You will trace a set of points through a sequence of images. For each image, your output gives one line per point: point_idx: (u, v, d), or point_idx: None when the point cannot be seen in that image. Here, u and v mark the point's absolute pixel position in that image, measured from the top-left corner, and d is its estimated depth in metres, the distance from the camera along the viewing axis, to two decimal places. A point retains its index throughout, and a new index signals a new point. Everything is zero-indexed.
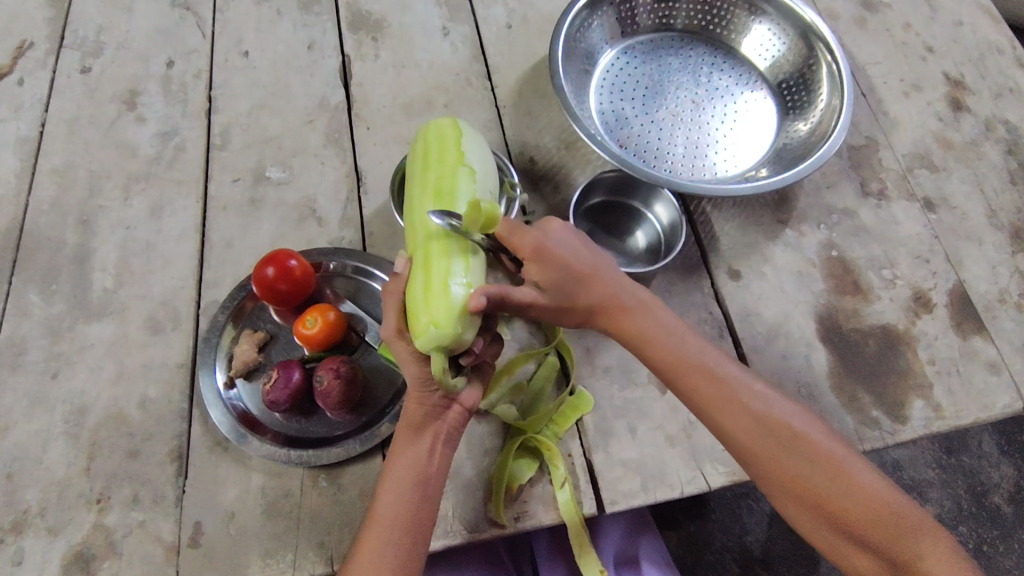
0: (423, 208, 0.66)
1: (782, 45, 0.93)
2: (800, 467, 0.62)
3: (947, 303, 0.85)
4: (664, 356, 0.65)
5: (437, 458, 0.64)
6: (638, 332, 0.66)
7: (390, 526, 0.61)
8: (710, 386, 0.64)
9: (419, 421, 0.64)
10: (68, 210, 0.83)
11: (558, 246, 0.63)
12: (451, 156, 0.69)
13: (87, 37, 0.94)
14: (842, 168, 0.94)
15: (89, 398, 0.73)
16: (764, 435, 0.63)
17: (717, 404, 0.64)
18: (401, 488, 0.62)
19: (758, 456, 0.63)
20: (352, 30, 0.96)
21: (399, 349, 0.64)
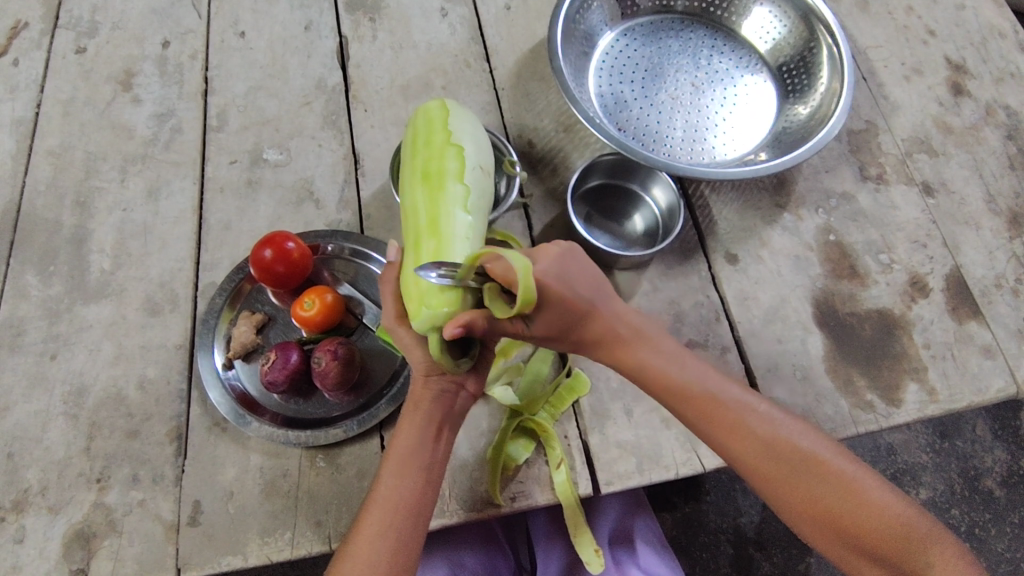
0: (413, 191, 0.67)
1: (783, 27, 0.92)
2: (815, 489, 0.63)
3: (943, 287, 0.86)
4: (668, 387, 0.64)
5: (442, 442, 0.66)
6: (638, 366, 0.65)
7: (392, 508, 0.62)
8: (719, 413, 0.64)
9: (428, 405, 0.65)
10: (65, 192, 0.82)
11: (555, 276, 0.59)
12: (439, 137, 0.69)
13: (82, 17, 0.93)
14: (842, 152, 0.94)
15: (88, 379, 0.73)
16: (777, 460, 0.63)
17: (727, 430, 0.64)
18: (408, 470, 0.63)
19: (772, 481, 0.64)
20: (349, 10, 0.95)
21: (399, 335, 0.65)
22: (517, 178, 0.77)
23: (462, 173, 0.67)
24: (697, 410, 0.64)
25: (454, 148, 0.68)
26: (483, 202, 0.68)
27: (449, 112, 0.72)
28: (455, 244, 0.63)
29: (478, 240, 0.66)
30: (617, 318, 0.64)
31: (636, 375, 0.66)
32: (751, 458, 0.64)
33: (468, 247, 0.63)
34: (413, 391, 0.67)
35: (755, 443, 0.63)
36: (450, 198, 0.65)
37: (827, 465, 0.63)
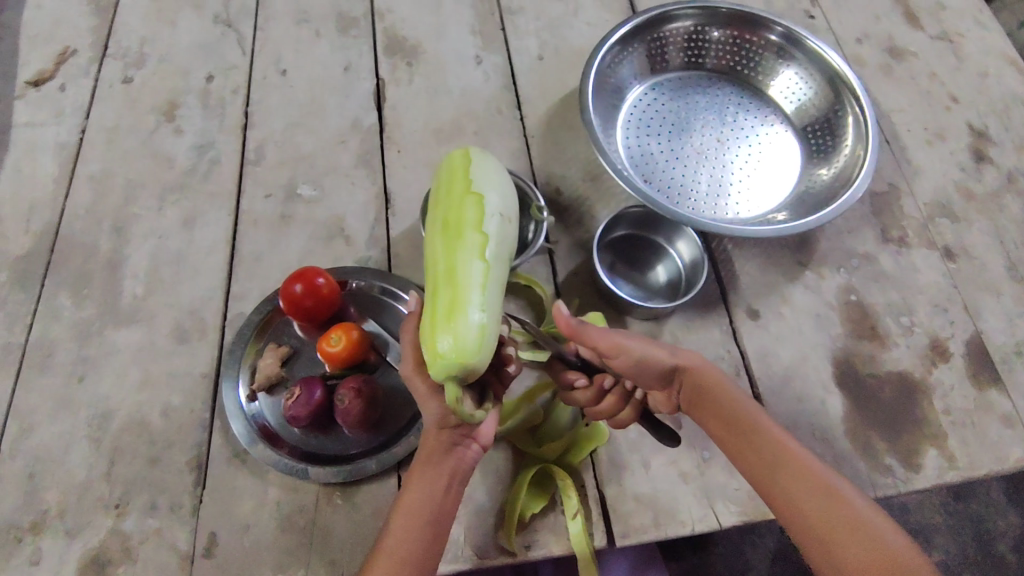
0: (432, 240, 0.67)
1: (809, 89, 0.94)
2: (847, 537, 0.61)
3: (964, 353, 0.86)
4: (716, 405, 0.69)
5: (451, 495, 0.65)
6: (703, 388, 0.70)
7: (398, 562, 0.61)
8: (773, 451, 0.66)
9: (438, 459, 0.65)
10: (103, 217, 0.85)
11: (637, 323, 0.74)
12: (460, 187, 0.70)
13: (130, 48, 0.97)
14: (864, 213, 0.95)
15: (113, 404, 0.74)
16: (817, 501, 0.63)
17: (775, 463, 0.66)
18: (416, 525, 0.63)
19: (808, 520, 0.63)
20: (387, 54, 0.98)
21: (416, 385, 0.64)
22: (545, 224, 0.78)
23: (479, 221, 0.67)
24: (748, 435, 0.68)
25: (472, 197, 0.69)
26: (503, 248, 0.67)
27: (469, 162, 0.73)
28: (470, 290, 0.62)
29: (496, 286, 0.64)
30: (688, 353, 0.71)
31: (701, 401, 0.71)
32: (791, 496, 0.64)
33: (484, 295, 0.62)
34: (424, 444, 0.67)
35: (804, 479, 0.64)
36: (467, 245, 0.64)
37: (864, 522, 0.62)
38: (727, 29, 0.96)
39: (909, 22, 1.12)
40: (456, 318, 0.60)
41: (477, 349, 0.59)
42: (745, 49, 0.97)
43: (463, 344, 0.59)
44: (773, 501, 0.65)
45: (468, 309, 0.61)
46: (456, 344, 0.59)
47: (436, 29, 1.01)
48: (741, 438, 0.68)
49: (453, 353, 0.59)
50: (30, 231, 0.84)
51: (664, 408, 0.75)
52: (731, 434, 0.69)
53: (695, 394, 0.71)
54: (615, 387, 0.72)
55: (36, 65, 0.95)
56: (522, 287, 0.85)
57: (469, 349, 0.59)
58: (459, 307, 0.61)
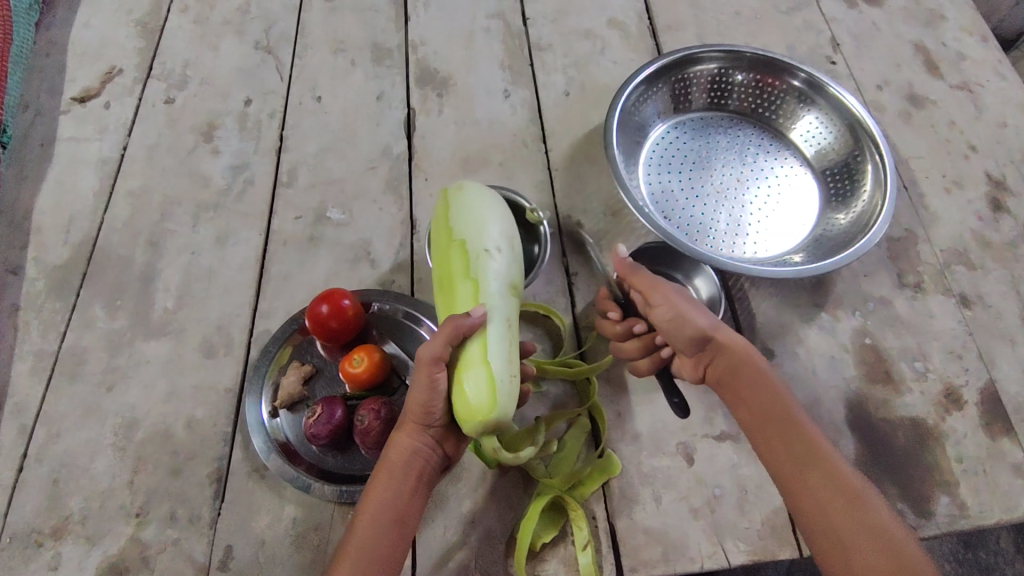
0: (443, 301, 0.72)
1: (829, 134, 0.96)
2: (862, 537, 0.62)
3: (977, 401, 0.86)
4: (756, 394, 0.71)
5: (417, 496, 0.66)
6: (739, 368, 0.73)
7: (365, 563, 0.62)
8: (803, 443, 0.68)
9: (405, 458, 0.65)
10: (139, 231, 0.88)
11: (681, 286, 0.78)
12: (447, 239, 0.73)
13: (173, 70, 1.01)
14: (881, 258, 0.96)
15: (139, 413, 0.76)
16: (837, 496, 0.64)
17: (803, 453, 0.67)
18: (381, 524, 0.63)
19: (826, 512, 0.64)
20: (419, 85, 1.02)
21: (423, 374, 0.65)
22: (550, 235, 0.81)
23: (467, 269, 0.69)
24: (781, 423, 0.69)
25: (460, 244, 0.71)
26: (502, 282, 0.69)
27: (453, 207, 0.75)
28: (469, 348, 0.64)
29: (498, 323, 0.66)
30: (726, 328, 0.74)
31: (738, 382, 0.73)
32: (813, 488, 0.65)
33: (485, 337, 0.64)
34: (392, 442, 0.66)
35: (830, 474, 0.66)
36: (460, 301, 0.68)
37: (882, 529, 0.62)
38: (750, 73, 0.99)
39: (930, 70, 1.14)
40: (462, 375, 0.64)
41: (485, 404, 0.62)
42: (767, 92, 0.99)
43: (472, 402, 0.62)
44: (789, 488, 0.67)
45: (472, 363, 0.63)
46: (466, 402, 0.63)
47: (467, 62, 1.05)
48: (772, 423, 0.70)
49: (468, 412, 0.63)
50: (68, 242, 0.87)
51: (686, 375, 0.78)
52: (762, 419, 0.70)
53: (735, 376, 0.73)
54: (644, 333, 0.79)
55: (82, 83, 0.99)
56: (540, 316, 0.86)
57: (481, 406, 0.62)
58: (466, 365, 0.64)
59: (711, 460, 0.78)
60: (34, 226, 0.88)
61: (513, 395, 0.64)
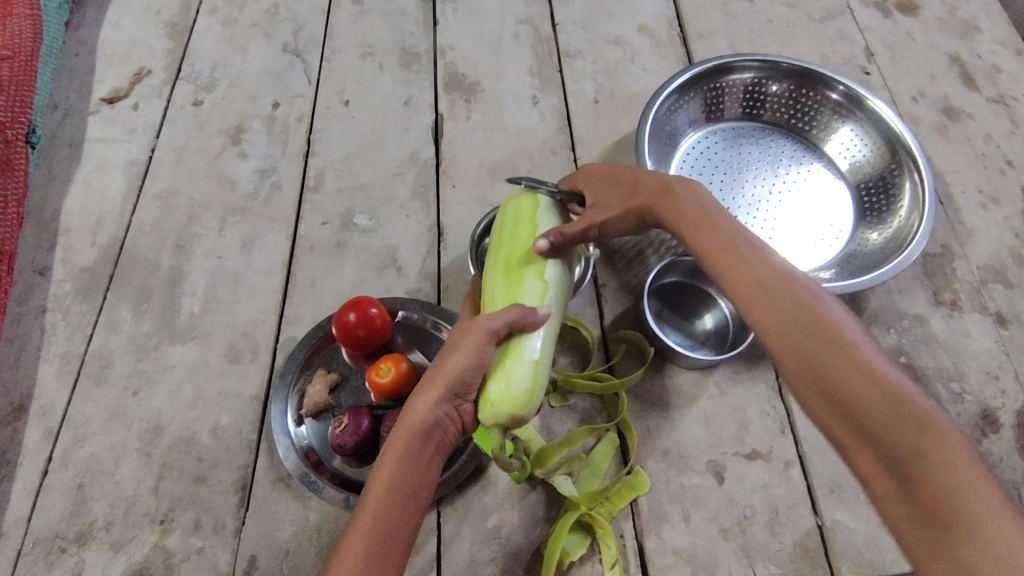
0: (494, 282, 0.68)
1: (865, 147, 0.94)
2: (814, 346, 0.52)
3: (1014, 424, 0.84)
4: (690, 220, 0.63)
5: (433, 467, 0.59)
6: (687, 234, 0.63)
7: (377, 539, 0.55)
8: (786, 316, 0.55)
9: (424, 428, 0.58)
10: (166, 234, 0.87)
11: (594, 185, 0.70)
12: (526, 229, 0.69)
13: (202, 72, 1.01)
14: (915, 274, 0.94)
15: (165, 419, 0.76)
16: (798, 323, 0.54)
17: (788, 329, 0.54)
18: (396, 499, 0.56)
19: (826, 397, 0.50)
20: (447, 90, 1.01)
21: (472, 336, 0.60)
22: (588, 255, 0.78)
23: (543, 273, 0.67)
24: (758, 299, 0.57)
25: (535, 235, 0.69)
26: (561, 295, 0.68)
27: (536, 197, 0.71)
28: (525, 344, 0.63)
29: (550, 338, 0.65)
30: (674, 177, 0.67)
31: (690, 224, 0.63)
32: (801, 366, 0.52)
33: (539, 345, 0.63)
34: (409, 409, 0.59)
35: (822, 344, 0.52)
36: (527, 294, 0.65)
37: (901, 400, 0.47)
38: (786, 83, 0.97)
39: (965, 82, 1.12)
40: (510, 365, 0.62)
41: (523, 404, 0.61)
42: (802, 103, 0.98)
43: (512, 395, 0.61)
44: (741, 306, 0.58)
45: (523, 360, 0.62)
46: (505, 394, 0.61)
47: (496, 68, 1.04)
48: (747, 301, 0.57)
49: (502, 403, 0.61)
50: (96, 244, 0.86)
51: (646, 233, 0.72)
52: (738, 303, 0.58)
53: (703, 255, 0.62)
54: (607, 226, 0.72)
55: (111, 83, 0.99)
56: (568, 328, 0.85)
57: (518, 403, 0.61)
58: (516, 358, 0.62)
59: (742, 480, 0.77)
60: (61, 226, 0.87)
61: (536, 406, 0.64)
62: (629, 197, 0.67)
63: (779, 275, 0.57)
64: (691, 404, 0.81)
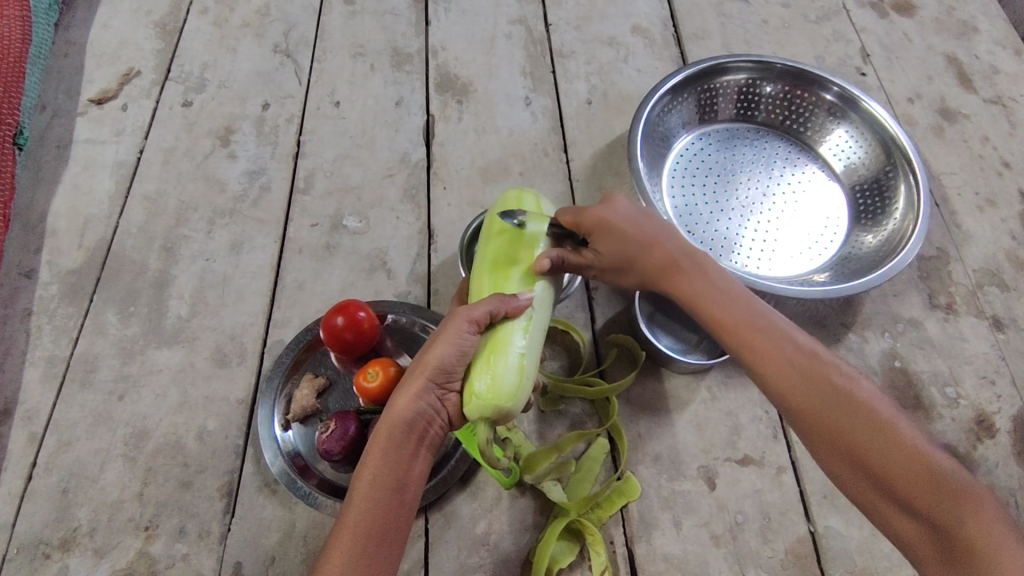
0: (481, 280, 0.68)
1: (860, 149, 0.94)
2: (852, 423, 0.52)
3: (1010, 430, 0.83)
4: (701, 292, 0.61)
5: (417, 460, 0.59)
6: (704, 310, 0.60)
7: (364, 536, 0.55)
8: (819, 396, 0.54)
9: (407, 419, 0.58)
10: (154, 237, 0.87)
11: (618, 221, 0.64)
12: (512, 227, 0.69)
13: (191, 72, 1.00)
14: (910, 277, 0.93)
15: (150, 423, 0.75)
16: (831, 401, 0.53)
17: (824, 411, 0.53)
18: (380, 494, 0.56)
19: (870, 478, 0.51)
20: (439, 91, 1.00)
21: (453, 324, 0.59)
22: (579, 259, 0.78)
23: (529, 265, 0.66)
24: (788, 378, 0.55)
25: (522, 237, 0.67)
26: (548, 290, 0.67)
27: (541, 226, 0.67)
28: (511, 335, 0.61)
29: (538, 330, 0.64)
30: (681, 247, 0.64)
31: (701, 298, 0.61)
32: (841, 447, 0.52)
33: (526, 339, 0.62)
34: (392, 402, 0.59)
35: (859, 423, 0.52)
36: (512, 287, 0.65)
37: (947, 480, 0.49)
38: (781, 84, 0.96)
39: (962, 84, 1.11)
40: (495, 357, 0.60)
41: (510, 396, 0.60)
42: (797, 104, 0.97)
43: (499, 387, 0.59)
44: (764, 382, 0.57)
45: (509, 352, 0.61)
46: (492, 387, 0.60)
47: (488, 68, 1.03)
48: (776, 380, 0.56)
49: (488, 396, 0.59)
50: (82, 246, 0.86)
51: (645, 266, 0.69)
52: (764, 381, 0.56)
53: (720, 329, 0.59)
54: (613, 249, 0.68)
55: (100, 84, 0.98)
56: (559, 332, 0.84)
57: (503, 395, 0.60)
58: (500, 349, 0.61)
59: (734, 486, 0.76)
60: (48, 228, 0.87)
61: (525, 400, 0.62)
62: (631, 264, 0.64)
63: (804, 350, 0.56)
64: (682, 408, 0.80)
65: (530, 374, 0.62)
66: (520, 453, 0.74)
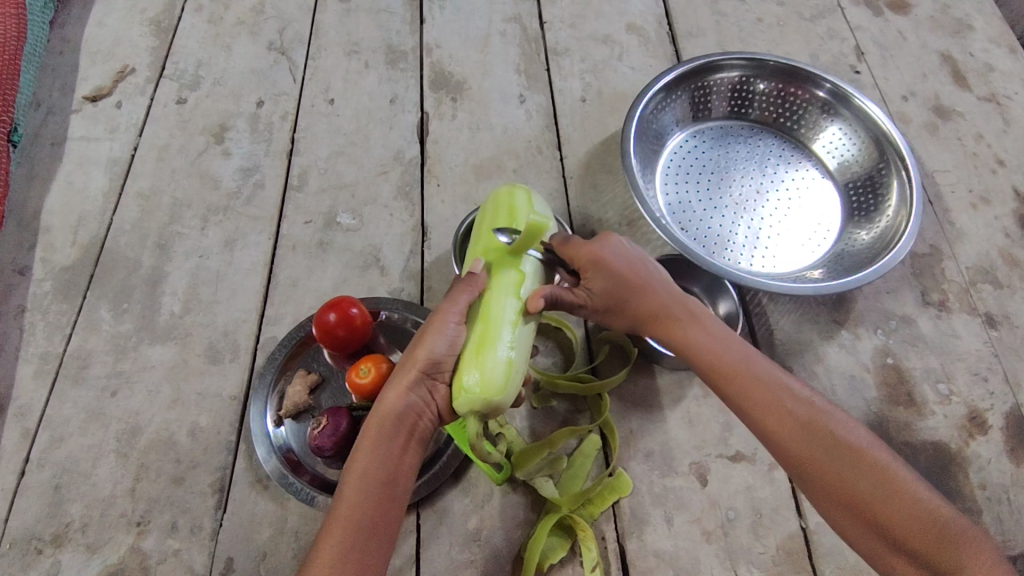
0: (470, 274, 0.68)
1: (853, 146, 0.94)
2: (852, 471, 0.55)
3: (1003, 426, 0.83)
4: (699, 344, 0.63)
5: (409, 454, 0.59)
6: (699, 358, 0.62)
7: (355, 529, 0.55)
8: (819, 445, 0.56)
9: (397, 412, 0.59)
10: (148, 234, 0.87)
11: (613, 259, 0.64)
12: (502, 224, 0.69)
13: (186, 70, 1.00)
14: (904, 275, 0.93)
15: (143, 419, 0.75)
16: (832, 451, 0.56)
17: (824, 459, 0.56)
18: (370, 486, 0.56)
19: (870, 524, 0.53)
20: (433, 89, 1.00)
21: (441, 317, 0.61)
22: None
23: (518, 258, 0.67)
24: (789, 428, 0.57)
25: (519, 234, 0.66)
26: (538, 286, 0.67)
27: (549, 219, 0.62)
28: (501, 328, 0.61)
29: (527, 324, 0.64)
30: (672, 293, 0.65)
31: (696, 348, 0.63)
32: (842, 494, 0.55)
33: (514, 333, 0.62)
34: (383, 396, 0.59)
35: (858, 470, 0.54)
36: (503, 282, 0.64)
37: (945, 525, 0.51)
38: (773, 82, 0.96)
39: (957, 81, 1.11)
40: (484, 351, 0.60)
41: (499, 388, 0.60)
42: (790, 102, 0.97)
43: (489, 380, 0.59)
44: (765, 430, 0.59)
45: (498, 346, 0.61)
46: (482, 380, 0.59)
47: (482, 66, 1.03)
48: (777, 428, 0.58)
49: (479, 390, 0.59)
50: (76, 243, 0.86)
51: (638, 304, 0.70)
52: (764, 431, 0.59)
53: (718, 379, 0.62)
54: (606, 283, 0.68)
55: (95, 82, 0.99)
56: (552, 328, 0.85)
57: (493, 387, 0.59)
58: (489, 342, 0.60)
59: (725, 482, 0.76)
60: (42, 225, 0.87)
61: (514, 394, 0.62)
62: (623, 307, 0.65)
63: (802, 400, 0.59)
64: (675, 404, 0.80)
65: (520, 367, 0.62)
66: (512, 449, 0.74)
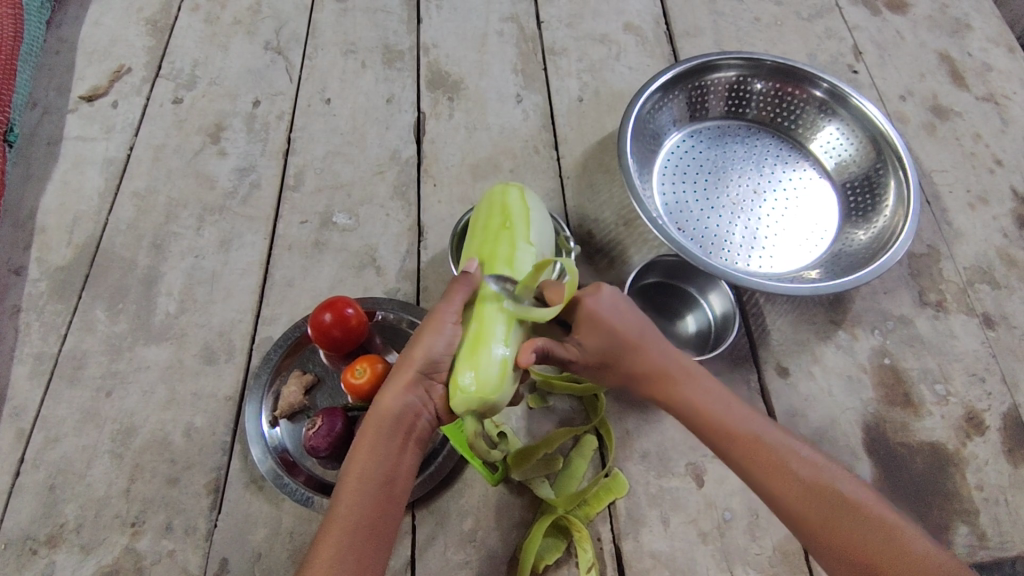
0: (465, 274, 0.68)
1: (851, 146, 0.93)
2: (861, 531, 0.54)
3: (1000, 427, 0.83)
4: (699, 404, 0.61)
5: (407, 453, 0.59)
6: (700, 419, 0.61)
7: (352, 530, 0.54)
8: (824, 505, 0.56)
9: (394, 412, 0.58)
10: (143, 233, 0.87)
11: (611, 315, 0.62)
12: (496, 222, 0.69)
13: (182, 69, 1.00)
14: (901, 275, 0.93)
15: (137, 419, 0.75)
16: (839, 512, 0.55)
17: (833, 522, 0.55)
18: (367, 486, 0.56)
19: None
20: (430, 88, 1.00)
21: (437, 316, 0.61)
22: (573, 254, 0.78)
23: (512, 256, 0.66)
24: (795, 490, 0.56)
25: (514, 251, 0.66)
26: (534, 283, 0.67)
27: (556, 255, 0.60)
28: (494, 326, 0.61)
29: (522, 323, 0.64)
30: (667, 352, 0.63)
31: (695, 409, 0.61)
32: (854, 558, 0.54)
33: (508, 331, 0.62)
34: (380, 396, 0.59)
35: (867, 532, 0.54)
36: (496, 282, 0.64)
37: None
38: (771, 81, 0.96)
39: (955, 81, 1.11)
40: (479, 350, 0.60)
41: (494, 385, 0.59)
42: (787, 101, 0.97)
43: (483, 378, 0.59)
44: (770, 493, 0.57)
45: (492, 344, 0.60)
46: (475, 379, 0.59)
47: (479, 65, 1.03)
48: (784, 491, 0.57)
49: (474, 389, 0.59)
50: (72, 243, 0.86)
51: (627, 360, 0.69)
52: (771, 494, 0.57)
53: (718, 438, 0.60)
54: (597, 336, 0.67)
55: (90, 81, 0.98)
56: None
57: (488, 386, 0.59)
58: (483, 341, 0.60)
59: (721, 482, 0.76)
60: (38, 225, 0.87)
61: (510, 392, 0.62)
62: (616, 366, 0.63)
63: (804, 460, 0.58)
64: None
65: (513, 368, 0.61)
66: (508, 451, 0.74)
